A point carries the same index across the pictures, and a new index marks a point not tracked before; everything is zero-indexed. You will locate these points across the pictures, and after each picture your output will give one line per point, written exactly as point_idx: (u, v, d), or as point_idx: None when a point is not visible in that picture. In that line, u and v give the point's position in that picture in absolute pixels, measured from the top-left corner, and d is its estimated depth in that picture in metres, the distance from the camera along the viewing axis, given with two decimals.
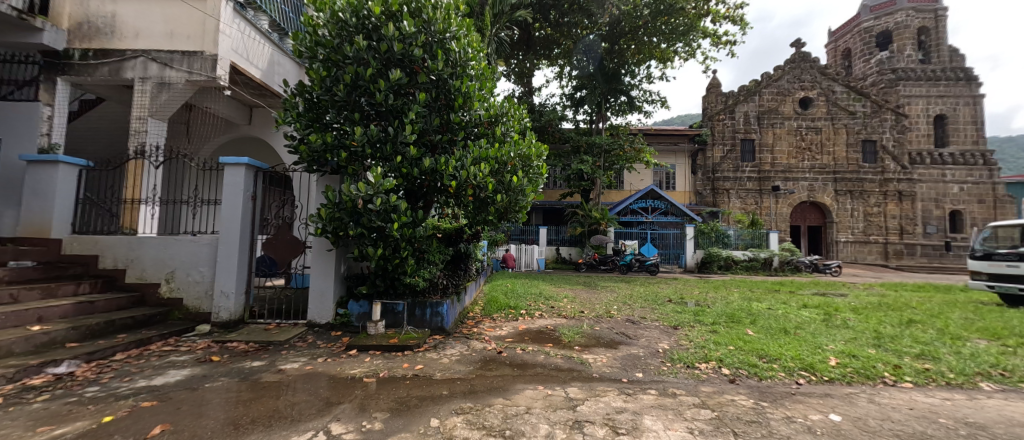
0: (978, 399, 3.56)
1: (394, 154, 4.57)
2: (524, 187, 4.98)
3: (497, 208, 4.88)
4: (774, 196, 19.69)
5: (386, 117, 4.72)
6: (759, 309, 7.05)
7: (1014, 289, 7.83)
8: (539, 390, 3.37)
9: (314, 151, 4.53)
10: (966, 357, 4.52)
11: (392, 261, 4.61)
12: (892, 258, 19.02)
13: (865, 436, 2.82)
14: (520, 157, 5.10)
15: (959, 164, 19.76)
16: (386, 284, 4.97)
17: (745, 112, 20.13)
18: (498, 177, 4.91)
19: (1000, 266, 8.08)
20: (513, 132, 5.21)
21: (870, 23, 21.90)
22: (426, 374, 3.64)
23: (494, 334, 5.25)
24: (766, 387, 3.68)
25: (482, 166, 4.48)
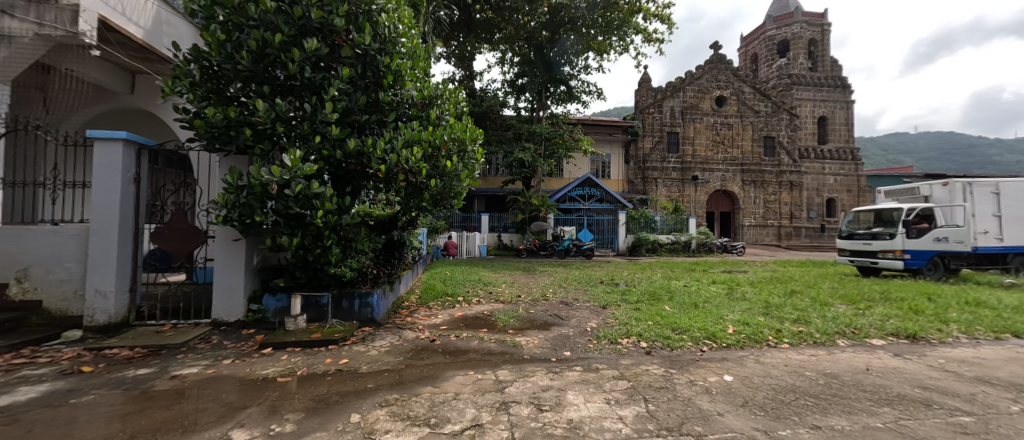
0: (836, 353, 4.24)
1: (312, 133, 4.21)
2: (458, 172, 4.89)
3: (431, 194, 4.75)
4: (693, 184, 21.47)
5: (303, 93, 4.35)
6: (676, 287, 7.74)
7: (866, 262, 9.43)
8: (469, 375, 3.37)
9: (213, 126, 4.02)
10: (831, 320, 5.34)
11: (312, 251, 4.28)
12: (784, 239, 21.83)
13: (752, 392, 3.21)
14: (454, 141, 5.00)
15: (836, 159, 23.03)
16: (309, 275, 4.66)
17: (671, 107, 21.56)
18: (432, 162, 4.76)
19: (858, 244, 9.67)
20: (449, 117, 5.19)
21: (773, 31, 24.39)
22: (351, 368, 3.47)
23: (429, 322, 5.15)
24: (677, 355, 4.04)
25: (416, 152, 4.33)
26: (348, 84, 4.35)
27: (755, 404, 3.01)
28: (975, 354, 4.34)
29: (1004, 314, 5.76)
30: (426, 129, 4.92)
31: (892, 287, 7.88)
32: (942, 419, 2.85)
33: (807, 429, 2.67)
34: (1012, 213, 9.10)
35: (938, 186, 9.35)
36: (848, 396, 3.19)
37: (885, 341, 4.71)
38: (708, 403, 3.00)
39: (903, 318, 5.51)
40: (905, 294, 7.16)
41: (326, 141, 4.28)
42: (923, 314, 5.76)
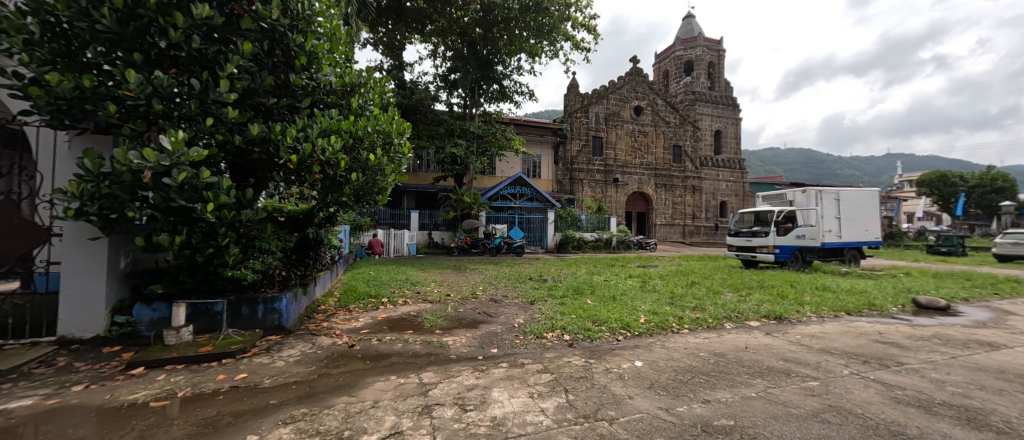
0: (725, 335, 4.88)
1: (203, 114, 3.64)
2: (383, 167, 4.59)
3: (352, 189, 4.41)
4: (615, 186, 22.90)
5: (191, 66, 3.74)
6: (599, 281, 8.22)
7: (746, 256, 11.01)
8: (391, 380, 3.20)
9: (59, 97, 3.22)
10: (723, 306, 6.10)
11: (203, 252, 3.69)
12: (687, 236, 24.35)
13: (657, 375, 3.54)
14: (379, 133, 4.71)
15: (729, 167, 26.25)
16: (197, 280, 4.06)
17: (596, 112, 22.77)
18: (353, 154, 4.42)
19: (743, 240, 11.23)
20: (373, 108, 4.94)
21: (681, 52, 26.98)
22: (250, 384, 3.08)
23: (349, 326, 4.81)
24: (595, 345, 4.29)
25: (337, 142, 4.01)
26: (252, 63, 3.88)
27: (659, 385, 3.33)
28: (824, 329, 5.28)
29: (846, 296, 7.08)
30: (347, 118, 4.59)
31: (767, 276, 9.24)
32: (797, 384, 3.44)
33: (700, 404, 3.02)
34: (850, 215, 11.20)
35: (800, 193, 11.12)
36: (731, 371, 3.69)
37: (759, 322, 5.54)
38: (620, 389, 3.25)
39: (774, 302, 6.52)
40: (776, 282, 8.45)
41: (222, 124, 3.73)
42: (786, 297, 6.85)
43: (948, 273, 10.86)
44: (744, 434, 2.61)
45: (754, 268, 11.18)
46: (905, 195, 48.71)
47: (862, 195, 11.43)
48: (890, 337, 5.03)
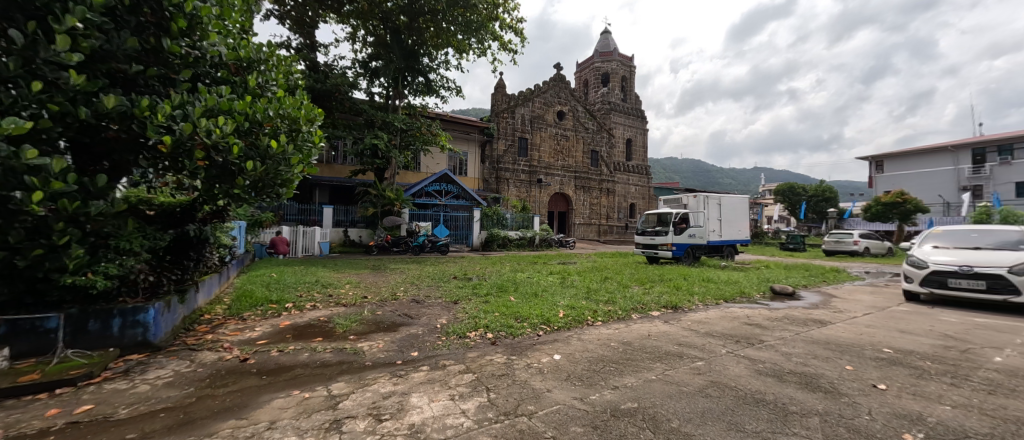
0: (633, 326, 5.29)
1: (32, 78, 2.90)
2: (288, 156, 4.15)
3: (248, 180, 3.91)
4: (539, 187, 23.54)
5: (13, 16, 2.95)
6: (521, 278, 8.39)
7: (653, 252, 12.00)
8: (293, 396, 2.89)
9: None
10: (630, 299, 6.61)
11: (28, 253, 2.96)
12: (602, 235, 26.06)
13: (573, 367, 3.69)
14: (283, 118, 4.26)
15: (638, 173, 28.59)
16: (17, 290, 3.29)
17: (522, 114, 23.21)
18: (249, 139, 3.95)
19: (649, 238, 12.23)
20: (276, 89, 4.46)
21: (600, 63, 28.62)
22: (103, 416, 2.58)
23: (241, 337, 4.28)
24: (517, 342, 4.33)
25: (228, 124, 3.56)
26: (107, 21, 3.20)
27: (575, 376, 3.48)
28: (709, 315, 6.00)
29: (723, 286, 8.10)
30: (242, 97, 4.19)
31: (666, 271, 10.19)
32: (689, 365, 3.83)
33: (610, 390, 3.21)
34: (729, 217, 13.00)
35: (691, 197, 12.51)
36: (637, 358, 3.99)
37: (660, 312, 6.11)
38: (540, 383, 3.31)
39: (672, 293, 7.25)
40: (674, 275, 9.39)
41: (59, 92, 3.01)
42: (681, 289, 7.65)
43: (792, 265, 13.19)
44: (647, 414, 2.82)
45: (657, 263, 12.30)
46: (766, 202, 58.04)
47: (739, 202, 13.29)
48: (754, 319, 5.85)
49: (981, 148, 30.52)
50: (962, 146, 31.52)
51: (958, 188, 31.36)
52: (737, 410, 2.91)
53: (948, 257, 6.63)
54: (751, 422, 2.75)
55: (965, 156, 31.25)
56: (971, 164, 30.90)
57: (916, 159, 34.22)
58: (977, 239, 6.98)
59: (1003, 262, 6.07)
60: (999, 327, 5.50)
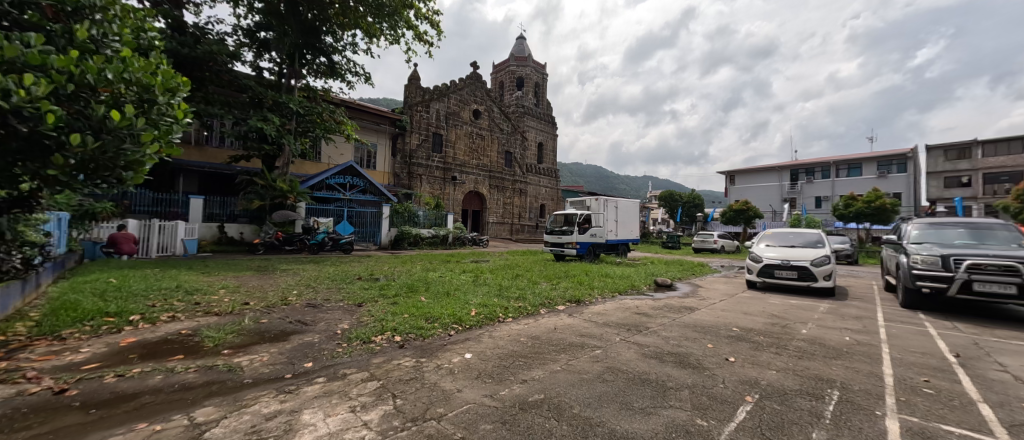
0: (540, 320, 5.48)
1: None
2: (137, 132, 3.45)
3: (71, 156, 3.20)
4: (453, 184, 23.20)
5: None
6: (433, 278, 8.12)
7: (563, 250, 12.56)
8: (141, 431, 2.39)
9: None
10: (539, 295, 6.85)
11: None
12: (514, 234, 26.69)
13: (483, 364, 3.66)
14: (131, 84, 3.56)
15: (549, 175, 29.88)
16: None
17: (437, 109, 22.68)
18: (77, 105, 3.26)
19: (558, 237, 12.76)
20: (117, 45, 3.72)
21: (516, 67, 29.23)
22: None
23: (56, 362, 3.42)
24: (426, 344, 4.16)
25: (39, 87, 2.82)
26: None
27: (485, 374, 3.45)
28: (607, 307, 6.50)
29: (618, 280, 8.84)
30: (64, 51, 3.40)
31: (571, 268, 10.76)
32: (589, 354, 4.06)
33: (519, 384, 3.24)
34: (624, 219, 14.41)
35: (594, 200, 13.60)
36: (544, 351, 4.13)
37: (565, 306, 6.43)
38: (449, 384, 3.22)
39: (576, 288, 7.70)
40: (576, 271, 9.98)
41: None
42: (585, 284, 8.16)
43: (674, 261, 14.97)
44: (551, 404, 2.91)
45: (564, 260, 12.95)
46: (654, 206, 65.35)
47: (630, 205, 14.81)
48: (643, 308, 6.47)
49: (796, 170, 38.24)
50: (783, 167, 39.00)
51: (780, 200, 38.82)
52: (628, 391, 3.16)
53: (775, 253, 8.31)
54: (639, 400, 3.01)
55: (786, 176, 38.80)
56: (789, 181, 38.51)
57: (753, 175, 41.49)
58: (792, 238, 8.77)
59: (807, 256, 7.90)
60: (802, 305, 6.94)
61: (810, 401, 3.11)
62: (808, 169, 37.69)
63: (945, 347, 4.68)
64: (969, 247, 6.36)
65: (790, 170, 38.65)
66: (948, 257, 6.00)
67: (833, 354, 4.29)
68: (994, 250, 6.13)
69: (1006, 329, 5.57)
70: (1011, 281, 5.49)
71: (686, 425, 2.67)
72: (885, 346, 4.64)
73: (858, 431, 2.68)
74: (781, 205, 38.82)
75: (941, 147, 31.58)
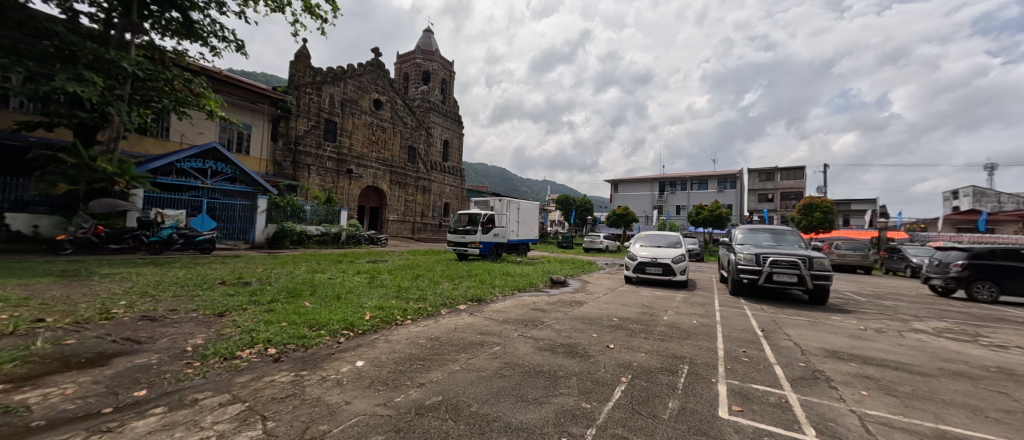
0: (441, 321, 5.29)
1: None
2: None
3: None
4: (347, 177, 21.39)
5: None
6: (320, 280, 7.32)
7: (465, 249, 12.54)
8: None
9: None
10: (440, 295, 6.63)
11: None
12: (416, 233, 25.69)
13: (377, 372, 3.37)
14: None
15: (453, 174, 29.53)
16: None
17: (330, 93, 20.79)
18: None
19: (459, 237, 12.69)
20: None
21: (421, 60, 28.22)
22: None
23: None
24: (308, 355, 3.69)
25: None
26: None
27: (379, 381, 3.17)
28: (507, 304, 6.59)
29: (517, 278, 9.08)
30: None
31: (473, 267, 10.70)
32: (488, 351, 4.03)
33: (415, 389, 3.05)
34: (524, 219, 14.89)
35: (498, 201, 13.67)
36: (443, 352, 3.97)
37: (467, 305, 6.35)
38: (335, 396, 2.88)
39: (477, 287, 7.67)
40: (478, 271, 9.93)
41: None
42: (486, 283, 8.16)
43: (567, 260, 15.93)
44: (449, 404, 2.78)
45: (466, 259, 12.92)
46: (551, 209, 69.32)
47: (530, 206, 15.36)
48: (539, 304, 6.70)
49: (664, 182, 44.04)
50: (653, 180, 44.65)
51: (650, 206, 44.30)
52: (524, 384, 3.19)
53: (647, 252, 9.37)
54: (533, 391, 3.05)
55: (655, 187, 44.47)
56: (658, 191, 44.25)
57: (631, 184, 46.64)
58: (658, 239, 9.96)
59: (669, 255, 9.06)
60: (665, 296, 7.93)
61: (668, 375, 3.53)
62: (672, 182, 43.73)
63: (756, 323, 5.80)
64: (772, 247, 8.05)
65: (659, 182, 44.44)
66: (761, 256, 7.62)
67: (685, 335, 4.96)
68: (784, 249, 7.88)
69: (798, 308, 7.12)
70: (798, 273, 7.24)
71: (573, 410, 2.77)
72: (721, 326, 5.54)
73: (701, 396, 3.10)
74: (651, 211, 44.28)
75: (756, 171, 39.34)
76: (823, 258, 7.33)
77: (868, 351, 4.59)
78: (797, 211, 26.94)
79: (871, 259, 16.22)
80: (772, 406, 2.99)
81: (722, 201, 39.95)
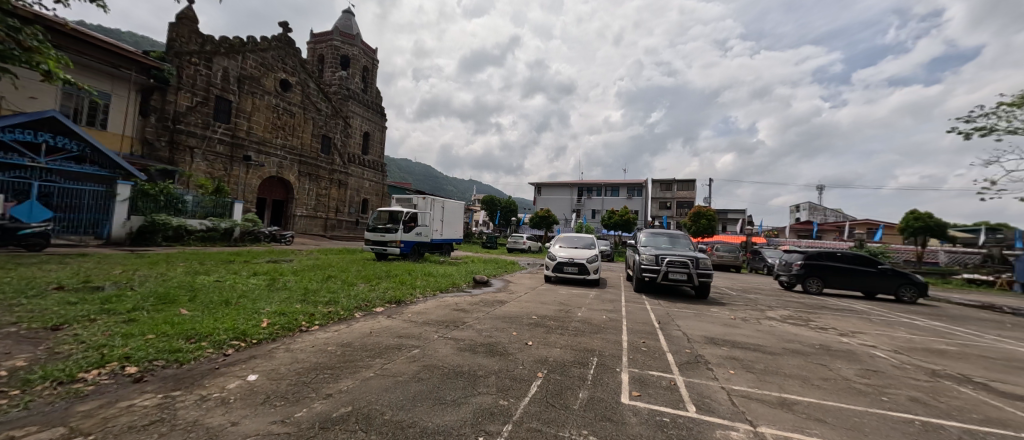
0: (354, 325, 4.88)
1: None
2: None
3: None
4: (243, 165, 19.02)
5: None
6: (202, 284, 6.34)
7: (382, 248, 11.88)
8: None
9: None
10: (354, 297, 6.13)
11: None
12: (328, 230, 23.82)
13: (274, 385, 2.94)
14: None
15: (373, 168, 27.96)
16: None
17: (224, 67, 18.39)
18: None
19: (378, 236, 12.01)
20: None
21: (339, 43, 26.13)
22: None
23: None
24: (183, 372, 3.10)
25: None
26: None
27: (276, 396, 2.77)
28: (427, 305, 6.31)
29: (440, 279, 8.79)
30: None
31: (393, 267, 10.16)
32: (406, 355, 3.78)
33: (321, 401, 2.71)
34: (449, 219, 14.58)
35: (421, 199, 13.24)
36: (356, 358, 3.63)
37: (384, 308, 5.96)
38: (218, 418, 2.44)
39: (397, 288, 7.26)
40: (398, 271, 9.45)
41: None
42: (405, 283, 7.78)
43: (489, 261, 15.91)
44: (360, 415, 2.51)
45: (386, 259, 12.27)
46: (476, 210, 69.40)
47: (455, 206, 15.06)
48: (461, 305, 6.54)
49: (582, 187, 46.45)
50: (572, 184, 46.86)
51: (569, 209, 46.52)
52: (442, 386, 3.02)
53: (565, 252, 9.73)
54: (451, 393, 2.90)
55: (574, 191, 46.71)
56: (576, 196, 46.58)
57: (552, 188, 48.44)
58: (577, 241, 10.38)
59: (583, 255, 9.47)
60: (580, 294, 8.28)
61: (579, 368, 3.61)
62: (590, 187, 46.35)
63: (654, 316, 6.30)
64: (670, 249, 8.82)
65: (578, 187, 46.80)
66: (659, 256, 8.33)
67: (595, 330, 5.17)
68: (678, 251, 8.73)
69: (689, 303, 7.90)
70: (687, 271, 8.06)
71: (491, 408, 2.68)
72: (626, 320, 5.90)
73: (607, 385, 3.22)
74: (570, 214, 46.45)
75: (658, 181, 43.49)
76: (706, 260, 8.31)
77: (736, 336, 5.21)
78: (688, 218, 30.23)
79: (740, 259, 18.84)
80: (663, 389, 3.21)
81: (630, 206, 43.30)
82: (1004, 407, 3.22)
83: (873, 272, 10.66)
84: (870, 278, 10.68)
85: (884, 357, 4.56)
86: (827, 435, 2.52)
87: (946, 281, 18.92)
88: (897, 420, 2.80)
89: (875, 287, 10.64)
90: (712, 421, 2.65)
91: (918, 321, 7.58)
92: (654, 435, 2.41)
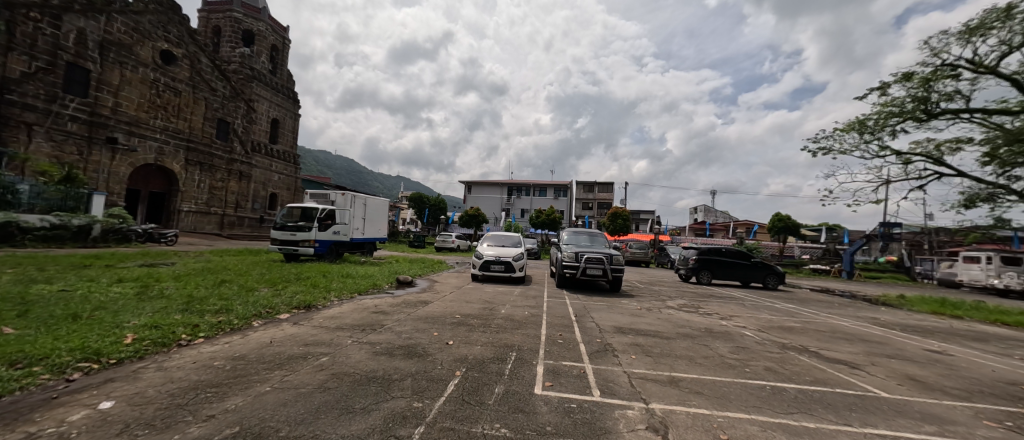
0: (251, 336, 4.35)
1: None
2: None
3: None
4: (109, 149, 15.93)
5: None
6: (40, 295, 5.10)
7: (291, 249, 10.82)
8: None
9: None
10: (254, 304, 5.47)
11: None
12: (226, 228, 21.02)
13: (137, 412, 2.48)
14: None
15: (284, 160, 25.30)
16: None
17: (80, 28, 15.17)
18: None
19: (287, 235, 10.86)
20: None
21: (241, 15, 23.11)
22: None
23: None
24: (2, 407, 2.47)
25: None
26: None
27: (139, 424, 2.34)
28: (342, 309, 5.86)
29: (359, 281, 8.24)
30: None
31: (304, 269, 9.31)
32: (312, 365, 3.45)
33: (199, 424, 2.35)
34: (371, 217, 13.75)
35: (339, 195, 12.28)
36: (250, 373, 3.22)
37: (290, 314, 5.41)
38: None
39: (307, 292, 6.62)
40: (309, 273, 8.68)
41: None
42: (318, 287, 7.15)
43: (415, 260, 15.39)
44: (249, 434, 2.23)
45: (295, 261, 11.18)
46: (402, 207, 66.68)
47: (379, 203, 14.28)
48: (381, 307, 6.19)
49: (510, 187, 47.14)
50: (500, 184, 47.32)
51: (498, 209, 46.96)
52: (352, 394, 2.82)
53: (491, 251, 9.76)
54: (361, 400, 2.71)
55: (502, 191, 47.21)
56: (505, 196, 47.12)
57: (481, 187, 48.45)
58: (505, 239, 10.50)
59: (510, 254, 9.60)
60: (504, 292, 8.39)
61: (497, 363, 3.64)
62: (517, 187, 47.22)
63: (571, 310, 6.61)
64: (589, 247, 9.32)
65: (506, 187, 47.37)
66: (579, 253, 8.76)
67: (517, 325, 5.28)
68: (597, 249, 9.24)
69: (604, 297, 8.44)
70: (603, 267, 8.61)
71: (404, 411, 2.57)
72: (546, 315, 6.11)
73: (522, 378, 3.29)
74: (499, 213, 46.84)
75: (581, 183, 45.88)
76: (619, 256, 8.97)
77: (640, 325, 5.67)
78: (607, 218, 32.35)
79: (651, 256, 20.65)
80: (573, 377, 3.37)
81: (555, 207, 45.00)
82: (830, 369, 3.95)
83: (747, 265, 12.45)
84: (745, 269, 12.44)
85: (753, 336, 5.32)
86: (702, 404, 2.85)
87: (800, 271, 22.82)
88: (754, 387, 3.26)
89: (750, 277, 12.42)
90: (612, 403, 2.83)
91: (780, 305, 8.99)
92: (561, 421, 2.50)
